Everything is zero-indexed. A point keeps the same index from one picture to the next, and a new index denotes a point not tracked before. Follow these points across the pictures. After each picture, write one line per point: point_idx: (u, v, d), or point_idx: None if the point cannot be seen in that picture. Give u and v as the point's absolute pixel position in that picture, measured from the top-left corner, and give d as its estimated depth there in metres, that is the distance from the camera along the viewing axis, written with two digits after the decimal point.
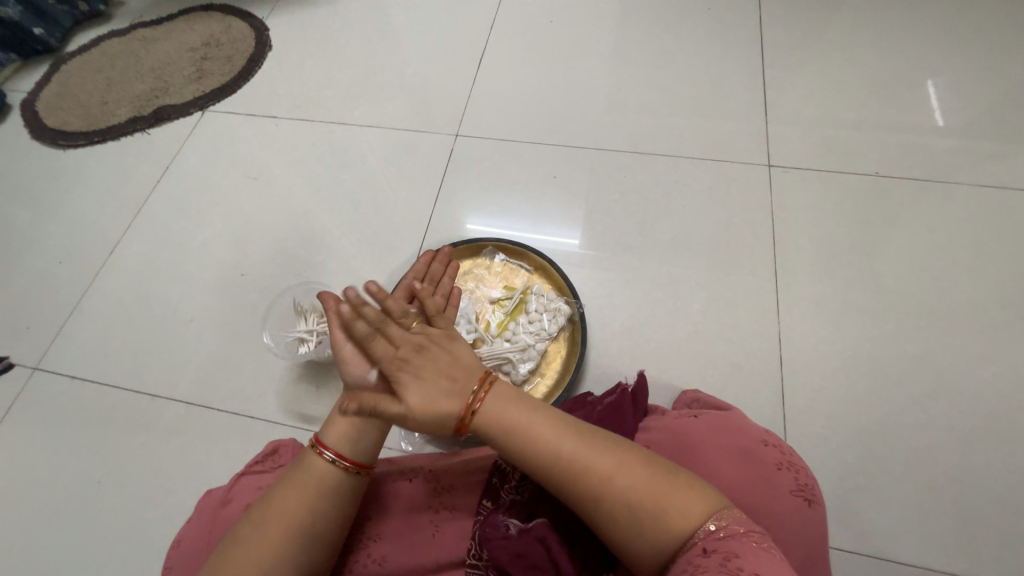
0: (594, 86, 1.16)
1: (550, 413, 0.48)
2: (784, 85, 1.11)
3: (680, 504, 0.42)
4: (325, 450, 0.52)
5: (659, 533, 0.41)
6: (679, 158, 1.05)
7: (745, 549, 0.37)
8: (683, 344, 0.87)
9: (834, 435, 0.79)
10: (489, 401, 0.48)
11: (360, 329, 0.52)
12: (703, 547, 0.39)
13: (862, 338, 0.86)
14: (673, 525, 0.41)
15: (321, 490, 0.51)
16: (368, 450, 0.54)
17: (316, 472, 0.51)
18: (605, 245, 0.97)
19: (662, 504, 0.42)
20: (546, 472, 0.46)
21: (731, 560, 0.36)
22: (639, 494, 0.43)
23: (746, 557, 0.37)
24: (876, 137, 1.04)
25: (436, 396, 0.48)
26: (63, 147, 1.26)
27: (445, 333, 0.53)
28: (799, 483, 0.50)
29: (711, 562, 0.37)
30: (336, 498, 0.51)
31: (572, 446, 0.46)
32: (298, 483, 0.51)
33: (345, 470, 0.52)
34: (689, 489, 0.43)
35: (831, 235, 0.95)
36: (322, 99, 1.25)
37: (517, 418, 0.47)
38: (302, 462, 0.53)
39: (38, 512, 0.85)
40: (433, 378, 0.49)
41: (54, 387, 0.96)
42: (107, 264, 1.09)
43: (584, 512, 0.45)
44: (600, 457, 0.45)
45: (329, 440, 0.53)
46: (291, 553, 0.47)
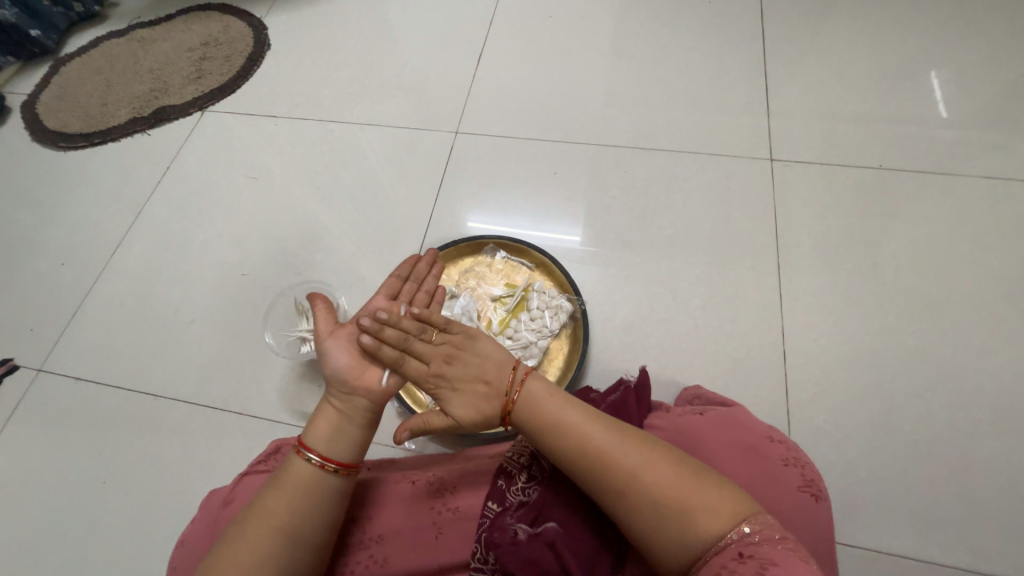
0: (593, 81, 1.15)
1: (584, 409, 0.49)
2: (785, 78, 1.11)
3: (714, 505, 0.41)
4: (309, 454, 0.52)
5: (689, 529, 0.41)
6: (679, 153, 1.04)
7: (781, 555, 0.37)
8: (685, 339, 0.87)
9: (837, 430, 0.79)
10: (524, 398, 0.50)
11: (386, 354, 0.54)
12: (738, 550, 0.38)
13: (865, 332, 0.85)
14: (704, 524, 0.41)
15: (310, 493, 0.50)
16: (349, 450, 0.53)
17: (298, 474, 0.51)
18: (605, 240, 0.97)
19: (693, 502, 0.42)
20: (576, 463, 0.46)
21: (769, 567, 0.36)
22: (670, 491, 0.43)
23: (784, 564, 0.36)
24: (878, 129, 1.03)
25: (479, 403, 0.52)
26: (62, 149, 1.26)
27: (466, 337, 0.55)
28: (806, 479, 0.49)
29: (748, 569, 0.36)
30: (327, 502, 0.51)
31: (605, 440, 0.46)
32: (285, 485, 0.51)
33: (327, 471, 0.51)
34: (722, 491, 0.43)
35: (833, 228, 0.94)
36: (321, 97, 1.25)
37: (554, 412, 0.48)
38: (288, 463, 0.52)
39: (43, 513, 0.86)
40: (470, 386, 0.52)
41: (58, 389, 0.96)
42: (108, 265, 1.09)
43: (611, 507, 0.45)
44: (633, 451, 0.45)
45: (313, 444, 0.52)
46: (282, 555, 0.47)
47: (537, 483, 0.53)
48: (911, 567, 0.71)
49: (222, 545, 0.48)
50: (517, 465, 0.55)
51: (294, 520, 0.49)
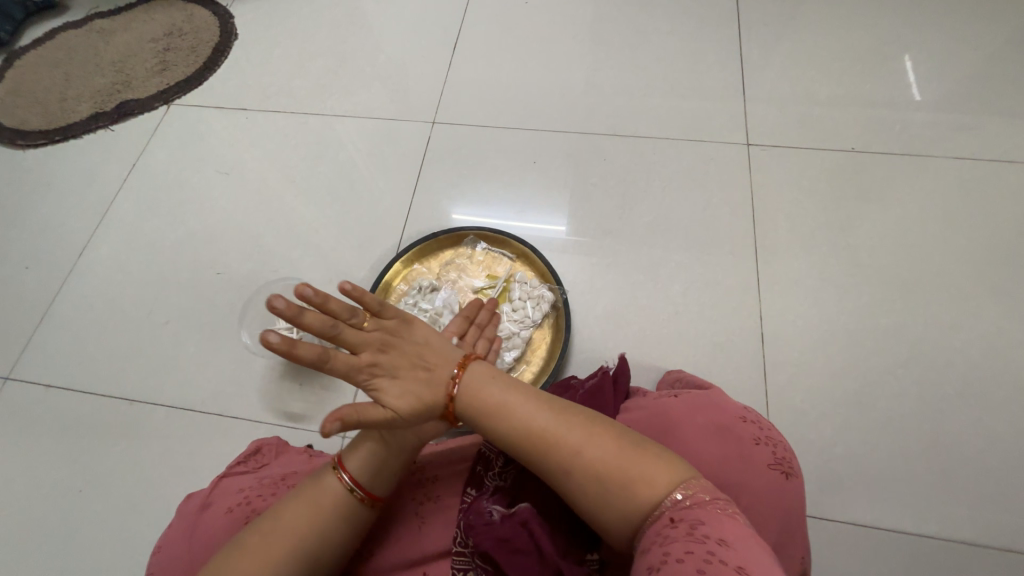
0: (571, 69, 1.14)
1: (527, 391, 0.48)
2: (761, 62, 1.11)
3: (647, 473, 0.42)
4: (343, 474, 0.51)
5: (628, 501, 0.42)
6: (657, 140, 1.04)
7: (711, 516, 0.38)
8: (666, 325, 0.88)
9: (814, 408, 0.81)
10: (467, 382, 0.48)
11: (309, 351, 0.42)
12: (670, 516, 0.39)
13: (840, 313, 0.87)
14: (638, 495, 0.41)
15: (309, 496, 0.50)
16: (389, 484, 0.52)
17: (333, 492, 0.50)
18: (586, 229, 0.97)
19: (628, 474, 0.42)
20: (519, 444, 0.46)
21: (698, 529, 0.37)
22: (606, 465, 0.43)
23: (713, 524, 0.37)
24: (851, 112, 1.04)
25: (418, 390, 0.47)
26: (21, 147, 1.21)
27: (402, 322, 0.49)
28: (777, 456, 0.51)
29: (678, 532, 0.37)
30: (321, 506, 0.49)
31: (545, 418, 0.46)
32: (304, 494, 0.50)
33: (359, 499, 0.50)
34: (658, 459, 0.43)
35: (809, 211, 0.95)
36: (293, 89, 1.22)
37: (495, 397, 0.48)
38: (318, 479, 0.51)
39: (18, 524, 0.84)
40: (409, 372, 0.47)
41: (28, 397, 0.93)
42: (76, 267, 1.06)
43: (555, 483, 0.46)
44: (572, 429, 0.45)
45: (348, 465, 0.51)
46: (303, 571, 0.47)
47: (514, 469, 0.54)
48: (883, 536, 0.74)
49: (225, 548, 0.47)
50: (494, 451, 0.55)
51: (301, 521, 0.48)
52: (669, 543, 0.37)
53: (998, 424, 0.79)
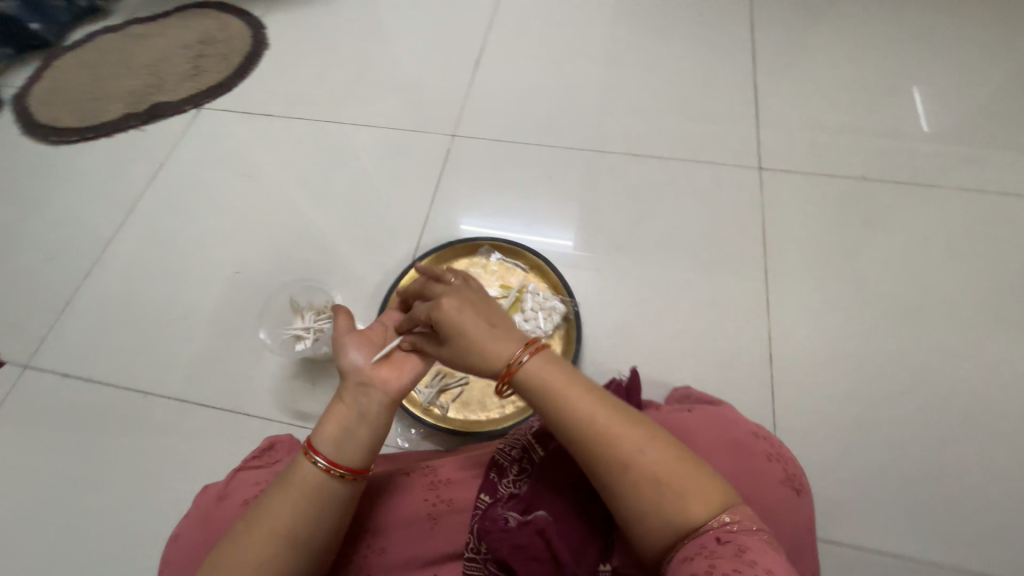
0: (587, 88, 1.18)
1: (593, 387, 0.50)
2: (773, 90, 1.14)
3: (703, 490, 0.43)
4: (316, 456, 0.51)
5: (674, 509, 0.43)
6: (670, 160, 1.06)
7: (757, 544, 0.39)
8: (675, 341, 0.89)
9: (819, 431, 0.81)
10: (536, 356, 0.52)
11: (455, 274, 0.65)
12: (717, 535, 0.40)
13: (846, 337, 0.88)
14: (691, 507, 0.42)
15: (280, 491, 0.50)
16: (358, 453, 0.52)
17: (312, 478, 0.50)
18: (598, 244, 0.99)
19: (683, 482, 0.43)
20: (580, 433, 0.47)
21: (745, 551, 0.38)
22: (668, 472, 0.44)
23: (758, 550, 0.38)
24: (860, 141, 1.06)
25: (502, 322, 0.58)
26: (54, 142, 1.25)
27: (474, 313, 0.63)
28: (787, 473, 0.51)
29: (726, 551, 0.39)
30: (300, 503, 0.49)
31: (613, 416, 0.47)
32: (280, 486, 0.50)
33: (332, 474, 0.50)
34: (713, 481, 0.44)
35: (817, 235, 0.97)
36: (317, 97, 1.26)
37: (561, 383, 0.50)
38: (293, 468, 0.51)
39: (27, 510, 0.85)
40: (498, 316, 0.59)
41: (44, 385, 0.95)
42: (99, 260, 1.09)
43: (601, 475, 0.46)
44: (638, 431, 0.47)
45: (321, 446, 0.51)
46: (291, 556, 0.47)
47: (527, 477, 0.56)
48: (886, 562, 0.73)
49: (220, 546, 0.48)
50: (508, 459, 0.58)
51: (287, 520, 0.48)
52: (716, 558, 0.38)
53: (1002, 454, 0.79)
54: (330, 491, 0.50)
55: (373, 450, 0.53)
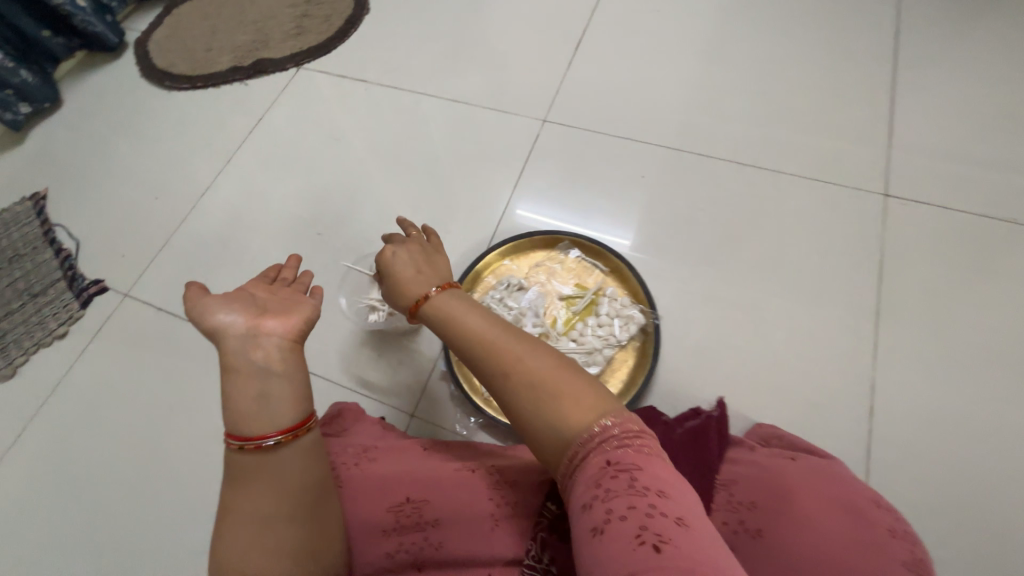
0: (694, 85, 1.09)
1: (488, 316, 0.51)
2: (912, 107, 1.00)
3: (580, 396, 0.42)
4: (233, 441, 0.47)
5: (560, 429, 0.41)
6: (779, 173, 0.97)
7: (645, 460, 0.38)
8: (761, 372, 0.81)
9: (919, 500, 0.72)
10: (444, 292, 0.56)
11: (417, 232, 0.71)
12: (605, 459, 0.38)
13: (968, 400, 0.77)
14: (571, 416, 0.41)
15: (230, 480, 0.47)
16: (260, 414, 0.47)
17: (258, 462, 0.46)
18: (687, 255, 0.92)
19: (564, 399, 0.42)
20: (477, 356, 0.48)
21: (635, 479, 0.37)
22: (548, 381, 0.44)
23: (649, 471, 0.37)
24: (1015, 177, 0.92)
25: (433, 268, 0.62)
26: (167, 88, 1.33)
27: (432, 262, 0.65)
28: (917, 558, 0.41)
29: (620, 483, 0.37)
30: (255, 484, 0.46)
31: (498, 333, 0.49)
32: (229, 477, 0.47)
33: (261, 447, 0.46)
34: (595, 388, 0.44)
35: (946, 280, 0.85)
36: (411, 67, 1.25)
37: (458, 313, 0.52)
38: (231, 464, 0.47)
39: (116, 428, 0.92)
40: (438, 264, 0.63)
41: (140, 315, 1.03)
42: (196, 205, 1.15)
43: (500, 398, 0.47)
44: (523, 350, 0.46)
45: (234, 426, 0.47)
46: (268, 539, 0.44)
47: None
48: None
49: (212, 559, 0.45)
50: None
51: (250, 502, 0.45)
52: (613, 498, 0.36)
53: None
54: (283, 461, 0.47)
55: (286, 408, 0.47)
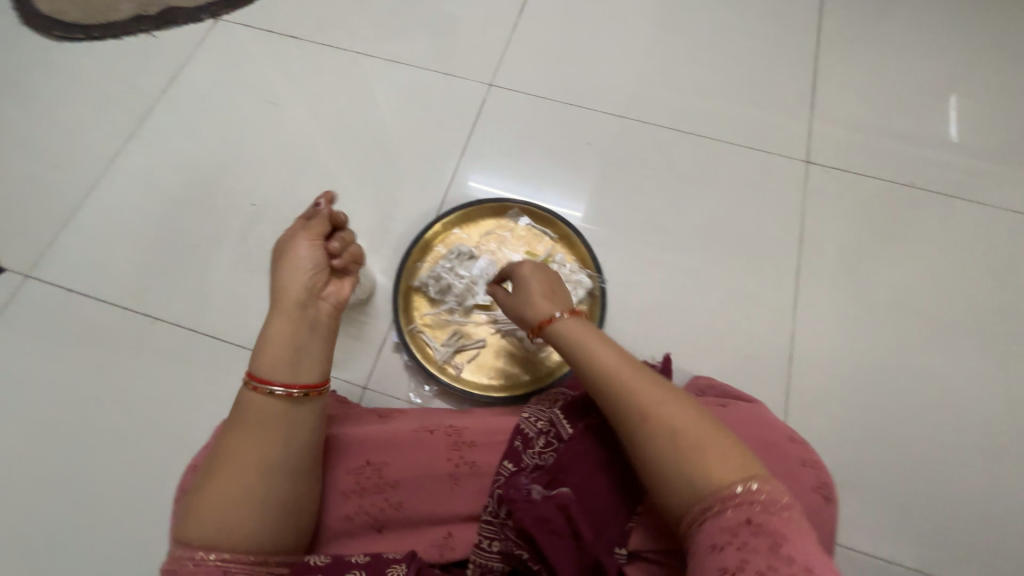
0: (638, 53, 1.10)
1: (622, 352, 0.52)
2: (833, 80, 1.08)
3: (732, 457, 0.44)
4: (263, 385, 0.53)
5: (695, 477, 0.43)
6: (716, 142, 1.01)
7: (788, 527, 0.39)
8: (699, 330, 0.88)
9: (828, 434, 0.82)
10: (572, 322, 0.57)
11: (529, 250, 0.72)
12: (745, 517, 0.40)
13: (870, 346, 0.87)
14: (709, 467, 0.43)
15: (247, 427, 0.52)
16: (303, 366, 0.56)
17: (281, 409, 0.53)
18: (632, 221, 0.96)
19: (703, 448, 0.44)
20: (606, 384, 0.50)
21: (780, 546, 0.38)
22: (690, 431, 0.45)
23: (794, 541, 0.39)
24: (915, 147, 1.02)
25: (551, 293, 0.64)
26: (56, 39, 1.15)
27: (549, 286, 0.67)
28: (820, 481, 0.51)
29: (760, 543, 0.39)
30: (273, 434, 0.52)
31: (633, 369, 0.50)
32: (246, 425, 0.52)
33: (291, 395, 0.53)
34: (731, 442, 0.45)
35: (857, 240, 0.94)
36: (347, 24, 1.16)
37: (594, 343, 0.53)
38: (244, 406, 0.53)
39: (31, 423, 0.84)
40: (555, 289, 0.65)
41: (48, 299, 0.92)
42: (106, 174, 1.03)
43: (621, 426, 0.49)
44: (661, 393, 0.48)
45: (263, 370, 0.54)
46: (274, 487, 0.50)
47: (554, 450, 0.57)
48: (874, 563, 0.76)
49: (192, 495, 0.49)
50: (535, 431, 0.58)
51: (262, 453, 0.51)
52: (750, 553, 0.38)
53: (1003, 477, 0.80)
54: (294, 416, 0.53)
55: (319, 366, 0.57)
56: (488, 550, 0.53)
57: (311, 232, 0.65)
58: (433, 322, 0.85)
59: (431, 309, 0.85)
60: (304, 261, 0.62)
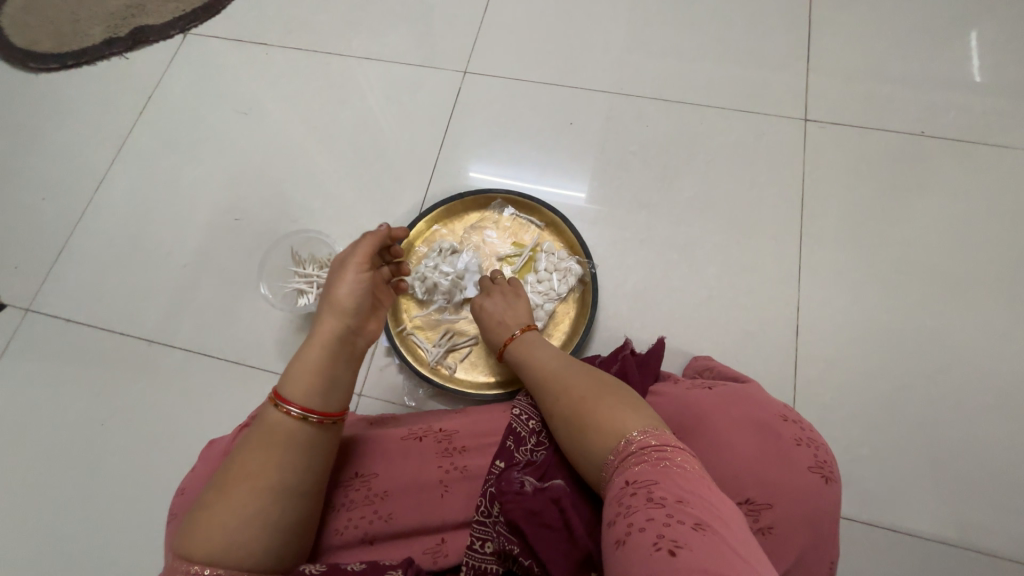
0: (617, 21, 1.04)
1: (549, 354, 0.62)
2: (830, 28, 1.00)
3: (618, 413, 0.48)
4: (289, 408, 0.52)
5: (591, 444, 0.48)
6: (705, 108, 0.96)
7: (665, 475, 0.41)
8: (697, 309, 0.84)
9: (841, 406, 0.78)
10: (516, 335, 0.69)
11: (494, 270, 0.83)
12: (627, 477, 0.42)
13: (882, 311, 0.82)
14: (601, 433, 0.48)
15: (267, 447, 0.50)
16: (341, 402, 0.55)
17: (307, 435, 0.52)
18: (620, 201, 0.91)
19: (593, 415, 0.49)
20: (533, 384, 0.59)
21: (653, 492, 0.39)
22: (583, 404, 0.51)
23: (668, 484, 0.40)
24: (924, 92, 0.94)
25: (506, 307, 0.74)
26: (33, 70, 1.16)
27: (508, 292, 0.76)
28: (817, 460, 0.51)
29: (638, 499, 0.40)
30: (288, 453, 0.50)
31: (554, 364, 0.59)
32: (264, 446, 0.50)
33: (312, 422, 0.52)
34: (629, 406, 0.49)
35: (863, 199, 0.89)
36: (316, 24, 1.13)
37: (527, 353, 0.64)
38: (263, 423, 0.52)
39: (43, 452, 0.86)
40: (509, 299, 0.75)
41: (48, 330, 0.94)
42: (92, 202, 1.03)
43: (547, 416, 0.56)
44: (567, 377, 0.55)
45: (293, 398, 0.52)
46: (288, 508, 0.49)
47: (546, 447, 0.56)
48: (899, 539, 0.72)
49: (197, 514, 0.47)
50: (524, 428, 0.57)
51: (277, 477, 0.49)
52: (633, 513, 0.39)
53: None
54: (314, 440, 0.52)
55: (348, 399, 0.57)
56: (481, 552, 0.50)
57: (359, 255, 0.61)
58: (423, 323, 0.83)
59: (421, 311, 0.83)
60: (347, 298, 0.59)
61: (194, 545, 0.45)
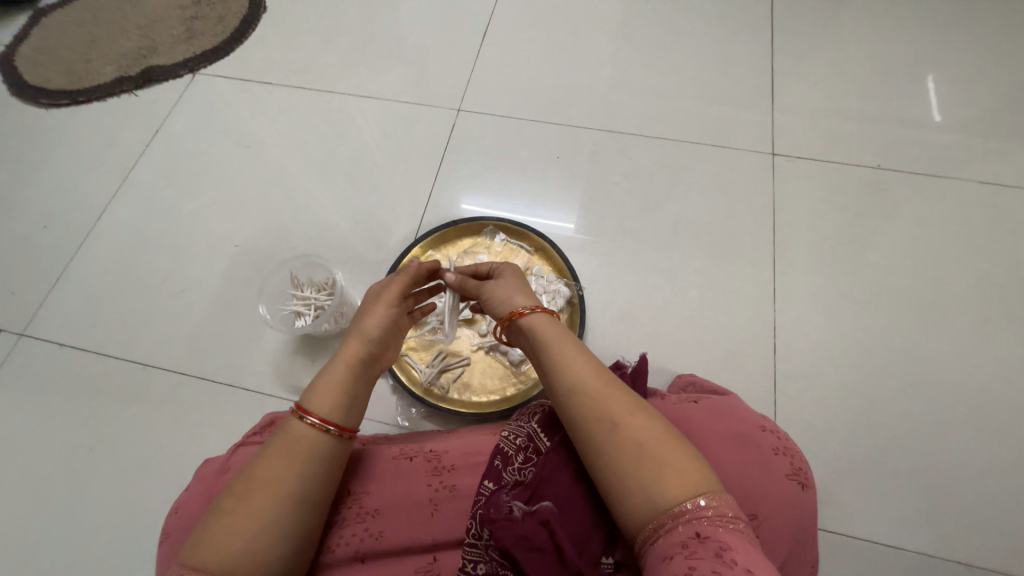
0: (600, 65, 1.14)
1: (591, 361, 0.52)
2: (792, 72, 1.10)
3: (691, 470, 0.43)
4: (308, 416, 0.53)
5: (653, 486, 0.43)
6: (682, 143, 1.04)
7: (736, 541, 0.39)
8: (680, 328, 0.88)
9: (820, 421, 0.81)
10: (532, 318, 0.57)
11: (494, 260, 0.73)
12: (697, 530, 0.40)
13: (854, 330, 0.87)
14: (669, 482, 0.42)
15: (286, 452, 0.51)
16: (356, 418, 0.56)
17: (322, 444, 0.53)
18: (606, 227, 0.97)
19: (665, 460, 0.44)
20: (573, 393, 0.50)
21: (726, 551, 0.38)
22: (652, 445, 0.45)
23: (741, 551, 0.38)
24: (879, 129, 1.03)
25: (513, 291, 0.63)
26: (44, 106, 1.21)
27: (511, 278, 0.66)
28: (794, 467, 0.53)
29: (707, 550, 0.38)
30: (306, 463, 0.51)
31: (602, 378, 0.50)
32: (285, 451, 0.51)
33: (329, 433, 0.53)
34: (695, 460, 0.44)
35: (830, 226, 0.95)
36: (319, 65, 1.21)
37: (561, 351, 0.53)
38: (284, 431, 0.52)
39: (27, 480, 0.85)
40: (517, 284, 0.64)
41: (41, 355, 0.94)
42: (94, 230, 1.06)
43: (586, 433, 0.48)
44: (624, 404, 0.48)
45: (313, 408, 0.53)
46: (300, 515, 0.49)
47: (533, 465, 0.56)
48: (882, 552, 0.74)
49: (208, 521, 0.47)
50: (513, 447, 0.58)
51: (294, 483, 0.50)
52: (697, 559, 0.38)
53: (1004, 451, 0.78)
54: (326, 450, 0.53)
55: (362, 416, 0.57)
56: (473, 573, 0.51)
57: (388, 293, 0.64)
58: (417, 344, 0.86)
59: (415, 332, 0.86)
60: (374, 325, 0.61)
61: (203, 549, 0.45)
